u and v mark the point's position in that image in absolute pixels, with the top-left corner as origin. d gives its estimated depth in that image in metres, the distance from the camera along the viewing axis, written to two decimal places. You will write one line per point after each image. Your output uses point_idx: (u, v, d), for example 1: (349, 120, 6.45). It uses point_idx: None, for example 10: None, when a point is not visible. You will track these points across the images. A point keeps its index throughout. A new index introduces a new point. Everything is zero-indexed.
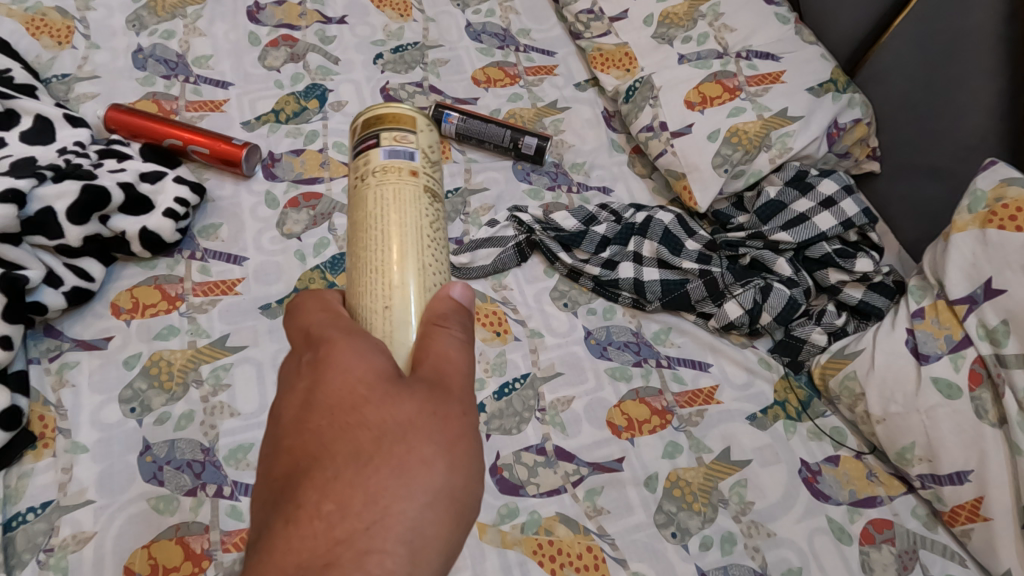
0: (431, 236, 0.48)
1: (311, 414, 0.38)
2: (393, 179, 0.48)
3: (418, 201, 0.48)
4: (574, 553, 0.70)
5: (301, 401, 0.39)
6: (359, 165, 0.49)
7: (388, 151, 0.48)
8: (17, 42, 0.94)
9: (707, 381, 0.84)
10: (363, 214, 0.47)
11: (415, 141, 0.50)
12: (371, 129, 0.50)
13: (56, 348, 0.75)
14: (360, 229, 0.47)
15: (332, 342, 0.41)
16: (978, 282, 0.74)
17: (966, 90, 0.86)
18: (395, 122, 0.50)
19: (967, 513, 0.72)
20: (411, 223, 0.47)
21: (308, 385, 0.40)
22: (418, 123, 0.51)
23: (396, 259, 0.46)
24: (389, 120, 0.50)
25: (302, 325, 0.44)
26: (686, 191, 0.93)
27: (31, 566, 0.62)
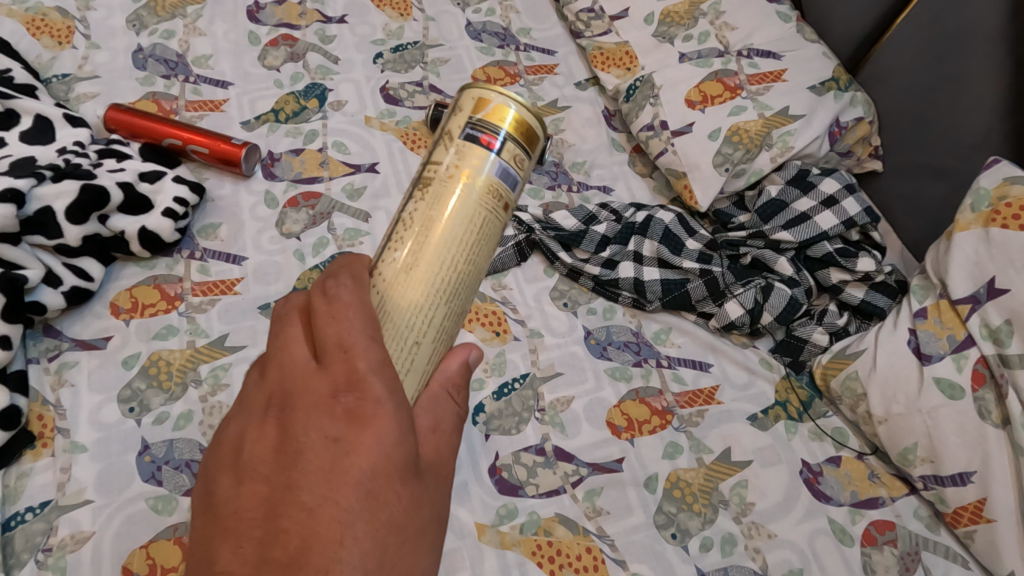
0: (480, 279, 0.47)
1: (341, 488, 0.36)
2: (487, 206, 0.44)
3: (490, 239, 0.46)
4: (574, 554, 0.69)
5: (329, 463, 0.37)
6: (469, 160, 0.44)
7: (502, 170, 0.44)
8: (17, 41, 0.94)
9: (707, 381, 0.83)
10: (444, 224, 0.43)
11: (525, 167, 0.46)
12: (497, 129, 0.44)
13: (55, 347, 0.75)
14: (423, 236, 0.44)
15: (378, 409, 0.38)
16: (982, 281, 0.73)
17: (969, 88, 0.86)
18: (520, 129, 0.45)
19: (969, 514, 0.71)
20: (475, 264, 0.45)
21: (340, 439, 0.37)
22: (539, 148, 0.47)
23: (444, 298, 0.44)
24: (519, 127, 0.44)
25: (343, 340, 0.39)
26: (686, 190, 0.93)
27: (28, 566, 0.62)
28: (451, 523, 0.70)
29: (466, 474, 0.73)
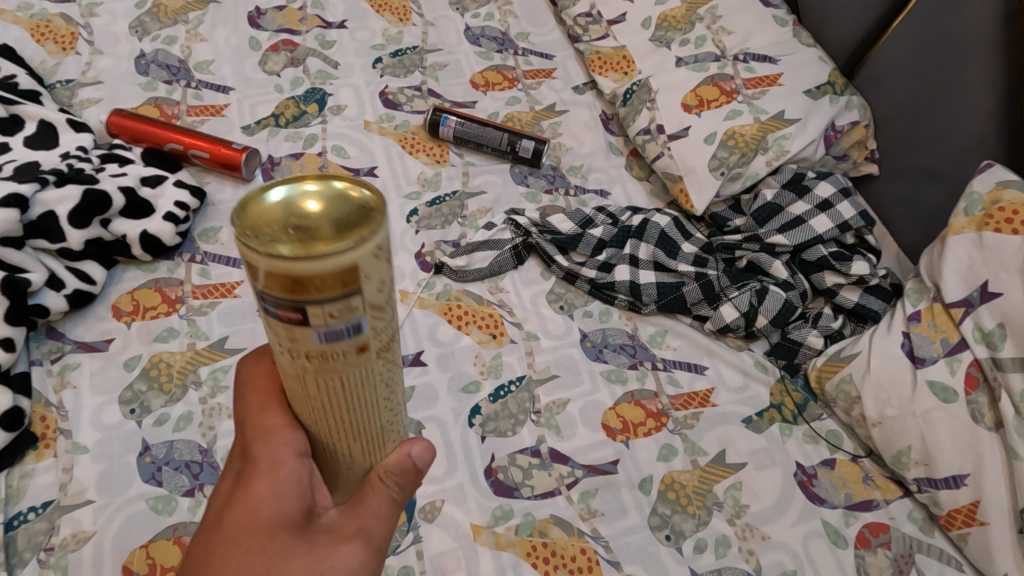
0: (397, 379, 0.38)
1: (218, 536, 0.40)
2: (351, 366, 0.34)
3: (378, 370, 0.35)
4: (568, 555, 0.70)
5: (219, 517, 0.41)
6: (289, 339, 0.32)
7: (362, 334, 0.32)
8: (23, 48, 0.96)
9: (702, 384, 0.84)
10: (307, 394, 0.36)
11: (365, 303, 0.31)
12: (323, 315, 0.30)
13: (58, 349, 0.76)
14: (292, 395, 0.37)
15: (257, 470, 0.41)
16: (975, 285, 0.73)
17: (963, 92, 0.86)
18: (304, 296, 0.29)
19: (963, 517, 0.72)
20: (372, 399, 0.37)
21: (230, 494, 0.41)
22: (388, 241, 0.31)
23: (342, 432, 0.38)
24: (297, 300, 0.29)
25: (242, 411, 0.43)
26: (682, 194, 0.94)
27: (31, 565, 0.63)
28: (448, 524, 0.71)
29: (463, 476, 0.74)
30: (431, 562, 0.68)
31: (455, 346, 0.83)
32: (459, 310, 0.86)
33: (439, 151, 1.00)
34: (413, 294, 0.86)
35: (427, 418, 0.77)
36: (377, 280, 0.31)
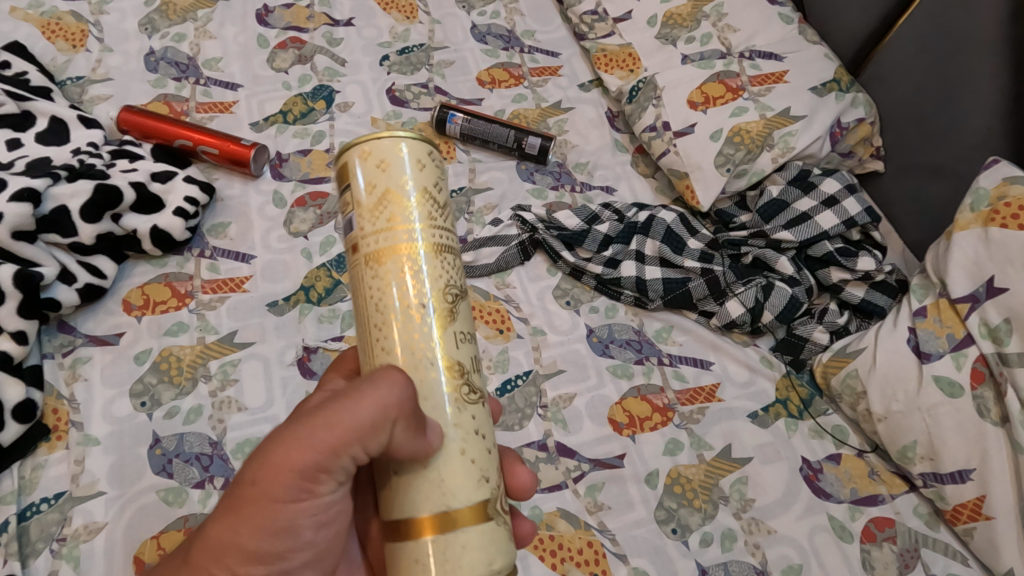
0: (386, 310, 0.43)
1: None
2: (351, 257, 0.45)
3: (363, 280, 0.44)
4: (575, 548, 0.71)
5: None
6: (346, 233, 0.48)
7: (355, 228, 0.44)
8: (33, 45, 0.97)
9: (708, 379, 0.84)
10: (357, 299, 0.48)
11: (353, 194, 0.44)
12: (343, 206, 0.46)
13: (69, 343, 0.76)
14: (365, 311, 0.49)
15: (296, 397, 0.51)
16: (981, 280, 0.74)
17: (969, 88, 0.86)
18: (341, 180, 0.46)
19: (969, 511, 0.72)
20: (363, 311, 0.44)
21: None
22: (383, 161, 0.44)
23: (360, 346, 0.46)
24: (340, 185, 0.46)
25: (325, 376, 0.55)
26: (688, 191, 0.94)
27: (44, 555, 0.63)
28: None
29: None
30: None
31: None
32: None
33: (446, 147, 1.00)
34: None
35: None
36: (370, 180, 0.43)
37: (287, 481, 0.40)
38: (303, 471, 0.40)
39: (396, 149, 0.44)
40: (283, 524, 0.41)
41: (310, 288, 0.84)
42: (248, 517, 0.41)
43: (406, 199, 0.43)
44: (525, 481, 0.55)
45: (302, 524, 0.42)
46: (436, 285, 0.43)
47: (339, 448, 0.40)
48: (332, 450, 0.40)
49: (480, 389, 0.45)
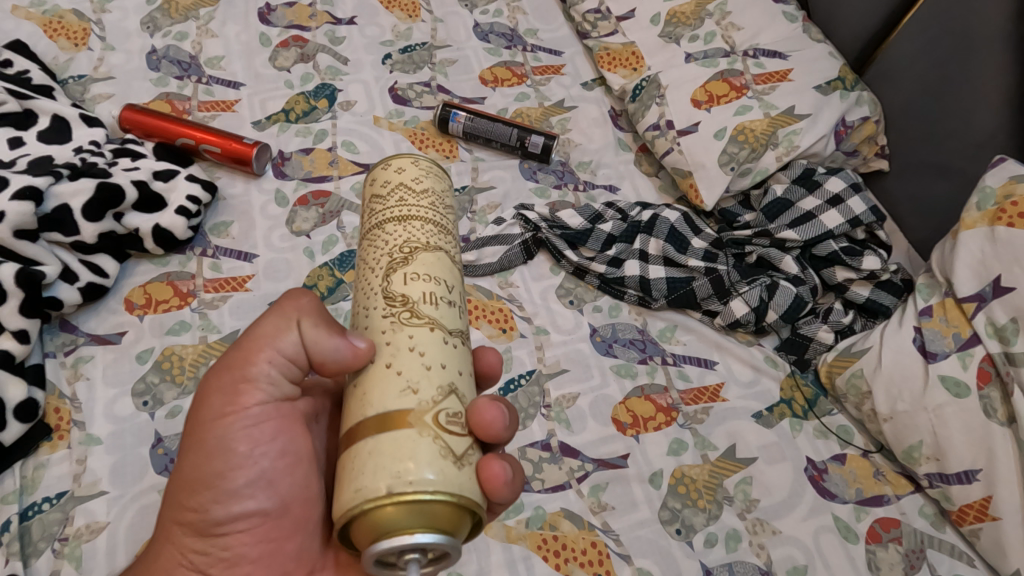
0: (365, 285, 0.47)
1: None
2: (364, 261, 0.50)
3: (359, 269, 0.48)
4: (579, 548, 0.70)
5: None
6: None
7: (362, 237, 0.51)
8: (35, 43, 0.97)
9: (712, 379, 0.84)
10: None
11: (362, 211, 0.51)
12: None
13: (71, 342, 0.76)
14: None
15: None
16: (987, 279, 0.73)
17: (975, 86, 0.86)
18: None
19: (975, 512, 0.71)
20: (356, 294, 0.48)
21: None
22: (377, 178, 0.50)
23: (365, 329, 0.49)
24: None
25: None
26: (692, 190, 0.94)
27: (46, 555, 0.63)
28: None
29: None
30: None
31: None
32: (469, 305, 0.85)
33: (449, 146, 1.00)
34: None
35: None
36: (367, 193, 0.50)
37: (214, 400, 0.47)
38: (223, 389, 0.47)
39: (382, 164, 0.50)
40: (220, 441, 0.47)
41: (312, 287, 0.84)
42: (196, 442, 0.48)
43: (382, 194, 0.49)
44: (492, 361, 0.58)
45: (234, 438, 0.47)
46: (399, 250, 0.46)
47: (251, 361, 0.47)
48: (245, 363, 0.47)
49: (431, 319, 0.44)
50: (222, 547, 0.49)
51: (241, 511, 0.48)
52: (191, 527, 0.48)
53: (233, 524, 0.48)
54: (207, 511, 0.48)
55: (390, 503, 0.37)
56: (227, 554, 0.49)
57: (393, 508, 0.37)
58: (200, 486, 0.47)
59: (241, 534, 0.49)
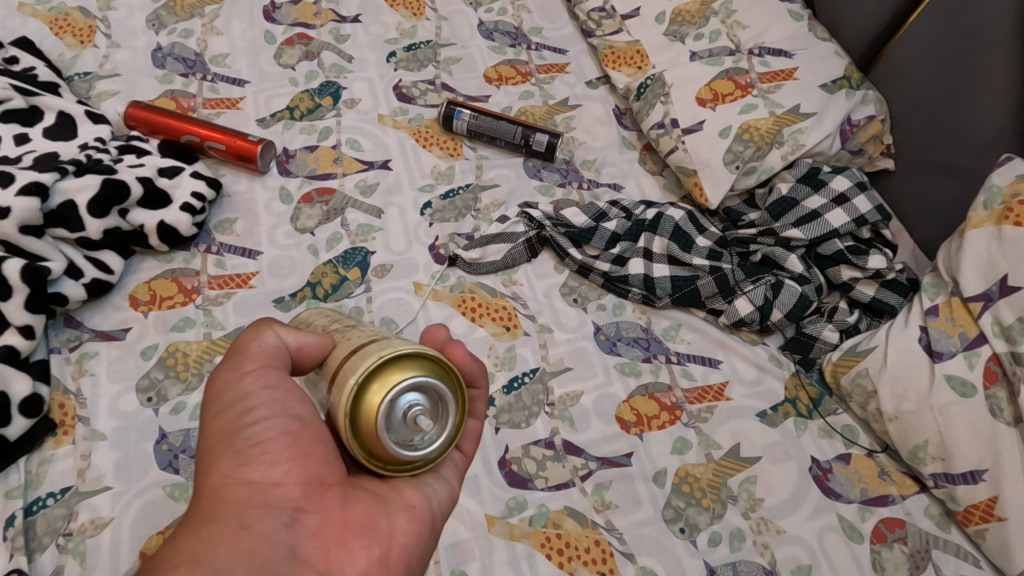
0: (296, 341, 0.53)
1: None
2: None
3: None
4: (582, 546, 0.70)
5: None
6: None
7: None
8: (41, 41, 0.97)
9: (716, 378, 0.83)
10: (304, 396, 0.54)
11: None
12: None
13: (76, 338, 0.76)
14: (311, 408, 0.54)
15: None
16: (994, 279, 0.73)
17: (983, 83, 0.85)
18: None
19: (980, 513, 0.71)
20: None
21: None
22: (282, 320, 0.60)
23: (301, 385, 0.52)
24: None
25: None
26: (696, 188, 0.94)
27: (50, 550, 0.63)
28: (462, 515, 0.71)
29: (476, 467, 0.74)
30: (445, 551, 0.68)
31: (469, 338, 0.83)
32: (473, 303, 0.85)
33: (453, 144, 1.00)
34: (427, 286, 0.86)
35: None
36: None
37: (220, 371, 0.48)
38: (225, 365, 0.49)
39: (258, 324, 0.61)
40: (233, 392, 0.47)
41: (316, 284, 0.84)
42: (212, 414, 0.47)
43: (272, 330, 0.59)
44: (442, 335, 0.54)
45: (244, 383, 0.47)
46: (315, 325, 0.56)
47: (246, 343, 0.50)
48: (241, 349, 0.49)
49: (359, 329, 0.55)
50: (259, 454, 0.45)
51: (267, 425, 0.46)
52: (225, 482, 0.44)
53: (264, 434, 0.45)
54: (237, 431, 0.45)
55: (376, 370, 0.45)
56: (265, 460, 0.44)
57: (375, 381, 0.45)
58: (226, 437, 0.45)
59: (275, 439, 0.45)
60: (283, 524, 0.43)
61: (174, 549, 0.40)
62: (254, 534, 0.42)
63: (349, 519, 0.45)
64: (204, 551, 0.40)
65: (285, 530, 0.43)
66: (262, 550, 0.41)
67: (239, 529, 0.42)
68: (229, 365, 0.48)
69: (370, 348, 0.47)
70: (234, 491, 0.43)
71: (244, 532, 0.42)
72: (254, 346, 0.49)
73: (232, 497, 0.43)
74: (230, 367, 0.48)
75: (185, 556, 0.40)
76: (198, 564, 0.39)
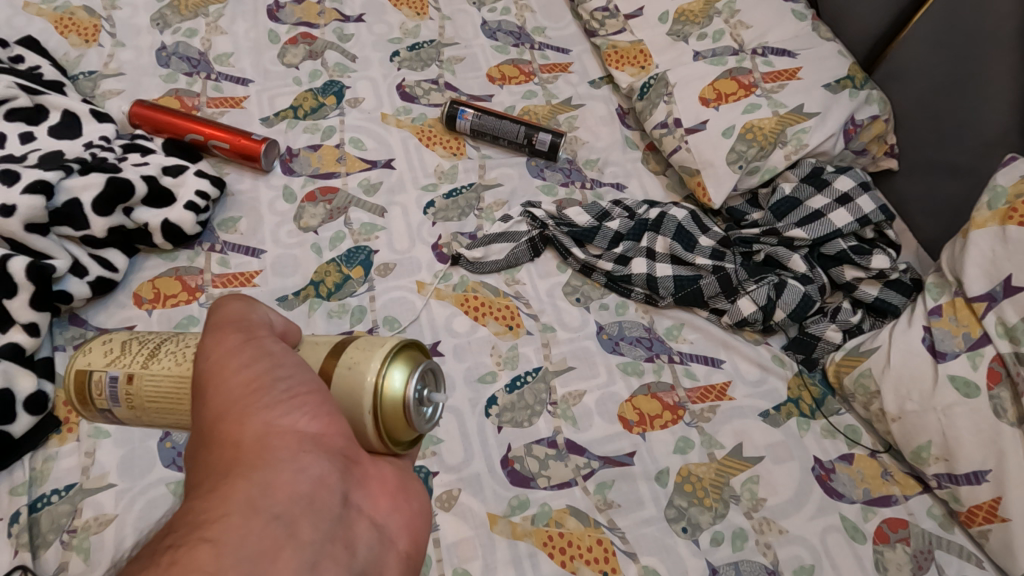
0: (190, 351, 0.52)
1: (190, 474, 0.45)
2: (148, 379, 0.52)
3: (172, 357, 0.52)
4: (585, 546, 0.70)
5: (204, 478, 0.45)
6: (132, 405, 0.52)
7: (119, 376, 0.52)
8: (47, 40, 0.98)
9: (719, 377, 0.83)
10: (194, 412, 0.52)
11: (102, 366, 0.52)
12: (106, 391, 0.52)
13: (81, 335, 0.77)
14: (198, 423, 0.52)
15: None
16: (998, 279, 0.73)
17: (988, 82, 0.85)
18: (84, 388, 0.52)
19: (984, 513, 0.71)
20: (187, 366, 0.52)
21: None
22: (70, 379, 0.53)
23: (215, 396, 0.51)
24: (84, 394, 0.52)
25: None
26: (699, 188, 0.94)
27: (55, 546, 0.63)
28: (464, 513, 0.71)
29: (479, 465, 0.74)
30: (448, 550, 0.68)
31: (472, 337, 0.83)
32: (476, 302, 0.86)
33: (456, 143, 1.00)
34: (430, 285, 0.86)
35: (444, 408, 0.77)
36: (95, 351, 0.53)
37: (229, 331, 0.44)
38: (231, 328, 0.44)
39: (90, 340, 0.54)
40: (254, 350, 0.43)
41: (319, 283, 0.84)
42: (225, 373, 0.42)
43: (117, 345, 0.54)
44: None
45: (266, 342, 0.44)
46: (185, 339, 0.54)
47: (245, 314, 0.46)
48: (240, 316, 0.46)
49: None
50: (301, 406, 0.41)
51: (297, 379, 0.43)
52: (266, 434, 0.40)
53: (300, 388, 0.42)
54: (272, 383, 0.42)
55: (390, 361, 0.47)
56: (306, 412, 0.41)
57: (392, 370, 0.47)
58: (256, 390, 0.41)
59: (313, 391, 0.42)
60: (335, 470, 0.41)
61: (223, 497, 0.37)
62: (314, 480, 0.39)
63: (385, 477, 0.45)
64: (261, 497, 0.37)
65: (338, 476, 0.41)
66: (319, 495, 0.39)
67: (294, 474, 0.39)
68: (232, 329, 0.44)
69: (367, 343, 0.49)
70: (280, 438, 0.40)
71: (301, 476, 0.39)
72: (250, 318, 0.46)
73: (281, 443, 0.39)
74: (237, 331, 0.44)
75: (241, 503, 0.36)
76: (257, 511, 0.36)
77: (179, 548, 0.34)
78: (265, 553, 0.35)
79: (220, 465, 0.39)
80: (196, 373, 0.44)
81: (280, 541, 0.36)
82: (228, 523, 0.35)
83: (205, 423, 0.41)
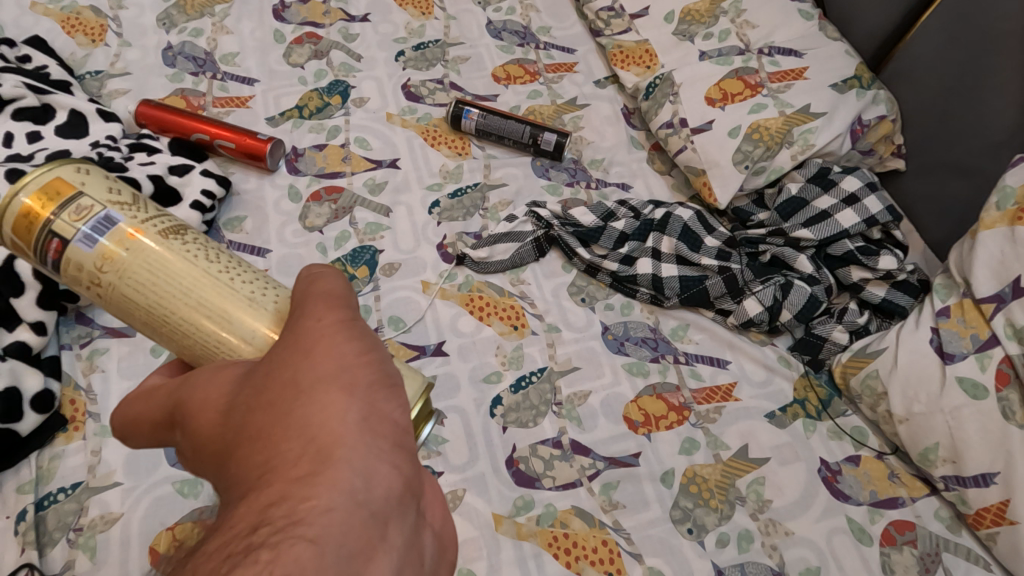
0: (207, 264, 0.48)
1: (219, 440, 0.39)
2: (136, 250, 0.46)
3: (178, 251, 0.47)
4: (590, 546, 0.70)
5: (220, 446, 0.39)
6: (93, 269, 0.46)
7: (115, 223, 0.46)
8: (54, 40, 0.98)
9: (724, 378, 0.83)
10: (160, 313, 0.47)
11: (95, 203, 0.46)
12: (71, 219, 0.45)
13: (87, 334, 0.77)
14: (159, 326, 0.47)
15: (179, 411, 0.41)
16: (1006, 280, 0.72)
17: (994, 84, 0.84)
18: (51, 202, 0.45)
19: (992, 516, 0.70)
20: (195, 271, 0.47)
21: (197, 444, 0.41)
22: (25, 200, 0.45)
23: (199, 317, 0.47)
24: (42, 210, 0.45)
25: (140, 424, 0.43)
26: (705, 188, 0.94)
27: (61, 544, 0.64)
28: (469, 513, 0.71)
29: (484, 465, 0.74)
30: None
31: (477, 337, 0.83)
32: (481, 301, 0.86)
33: (461, 143, 1.00)
34: (435, 284, 0.86)
35: (448, 408, 0.77)
36: (94, 179, 0.47)
37: (334, 308, 0.41)
38: (336, 308, 0.41)
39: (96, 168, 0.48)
40: (360, 335, 0.40)
41: None
42: (329, 349, 0.38)
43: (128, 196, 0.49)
44: None
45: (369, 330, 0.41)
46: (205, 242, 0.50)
47: (346, 295, 0.43)
48: (342, 298, 0.42)
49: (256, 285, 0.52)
50: (397, 402, 0.39)
51: (394, 369, 0.40)
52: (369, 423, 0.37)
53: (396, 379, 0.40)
54: (377, 371, 0.39)
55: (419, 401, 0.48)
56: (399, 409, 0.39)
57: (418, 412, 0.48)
58: (360, 375, 0.38)
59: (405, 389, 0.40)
60: (415, 471, 0.38)
61: (325, 485, 0.34)
62: (402, 479, 0.37)
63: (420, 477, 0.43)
64: (361, 491, 0.34)
65: (415, 477, 0.38)
66: (404, 495, 0.37)
67: (389, 469, 0.36)
68: (336, 309, 0.41)
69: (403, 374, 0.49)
70: (378, 429, 0.37)
71: (394, 473, 0.36)
72: (350, 299, 0.43)
73: (378, 434, 0.37)
74: (342, 313, 0.41)
75: (343, 496, 0.34)
76: (353, 510, 0.34)
77: (272, 550, 0.31)
78: (360, 553, 0.33)
79: (312, 447, 0.35)
80: (288, 342, 0.39)
81: (374, 544, 0.34)
82: (329, 519, 0.33)
83: (292, 384, 0.37)
